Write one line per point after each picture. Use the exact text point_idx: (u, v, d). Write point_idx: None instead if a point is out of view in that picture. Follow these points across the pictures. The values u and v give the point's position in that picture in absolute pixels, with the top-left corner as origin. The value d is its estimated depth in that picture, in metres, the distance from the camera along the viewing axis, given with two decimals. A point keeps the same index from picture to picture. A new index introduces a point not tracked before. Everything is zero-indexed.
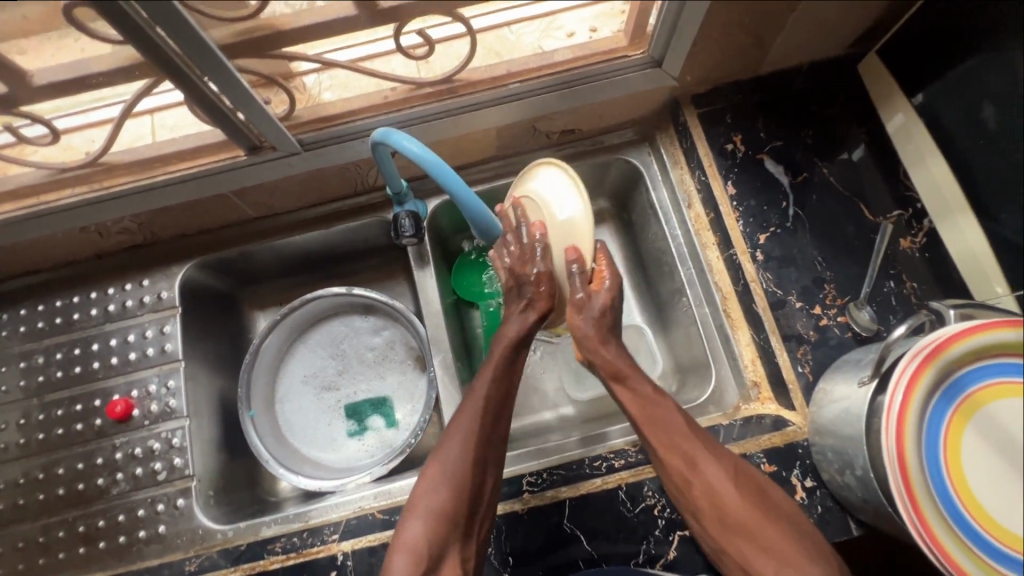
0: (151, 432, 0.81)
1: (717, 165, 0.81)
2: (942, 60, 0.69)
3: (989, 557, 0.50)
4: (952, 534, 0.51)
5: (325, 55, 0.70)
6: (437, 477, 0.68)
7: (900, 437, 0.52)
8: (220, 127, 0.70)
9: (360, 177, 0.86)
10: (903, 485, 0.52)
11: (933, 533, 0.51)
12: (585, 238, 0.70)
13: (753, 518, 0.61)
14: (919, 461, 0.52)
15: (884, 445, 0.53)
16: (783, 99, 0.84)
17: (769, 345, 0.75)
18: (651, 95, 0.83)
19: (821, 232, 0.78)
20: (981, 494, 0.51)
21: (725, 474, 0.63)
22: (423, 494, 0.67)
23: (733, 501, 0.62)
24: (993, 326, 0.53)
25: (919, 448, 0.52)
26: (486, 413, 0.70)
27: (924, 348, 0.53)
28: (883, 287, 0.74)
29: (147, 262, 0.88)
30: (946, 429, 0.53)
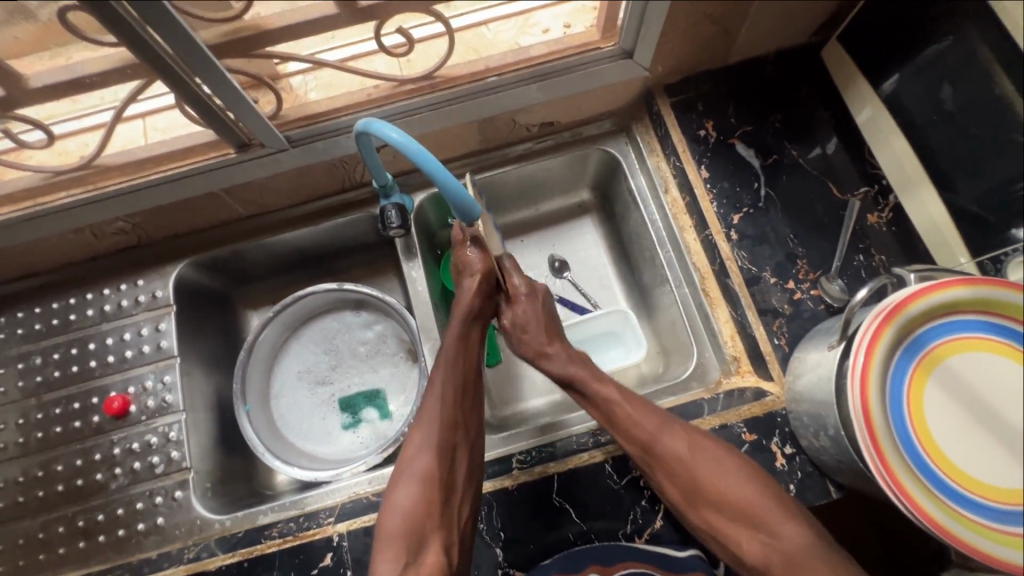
0: (147, 426, 0.82)
1: (691, 151, 0.85)
2: (894, 43, 0.74)
3: (949, 499, 0.52)
4: (917, 480, 0.52)
5: (317, 55, 0.74)
6: (411, 466, 0.71)
7: (866, 391, 0.55)
8: (210, 125, 0.73)
9: (347, 174, 0.88)
10: (869, 436, 0.54)
11: (899, 480, 0.52)
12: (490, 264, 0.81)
13: (715, 475, 0.66)
14: (883, 412, 0.54)
15: (852, 398, 0.55)
16: (751, 86, 0.87)
17: (746, 320, 0.77)
18: (625, 86, 0.87)
19: (792, 210, 0.81)
20: (940, 441, 0.54)
21: (678, 441, 0.68)
22: (401, 482, 0.70)
23: (687, 460, 0.67)
24: (948, 284, 0.56)
25: (883, 399, 0.54)
26: (447, 392, 0.74)
27: (886, 307, 0.55)
28: (853, 260, 0.78)
29: (141, 262, 0.90)
30: (908, 383, 0.55)
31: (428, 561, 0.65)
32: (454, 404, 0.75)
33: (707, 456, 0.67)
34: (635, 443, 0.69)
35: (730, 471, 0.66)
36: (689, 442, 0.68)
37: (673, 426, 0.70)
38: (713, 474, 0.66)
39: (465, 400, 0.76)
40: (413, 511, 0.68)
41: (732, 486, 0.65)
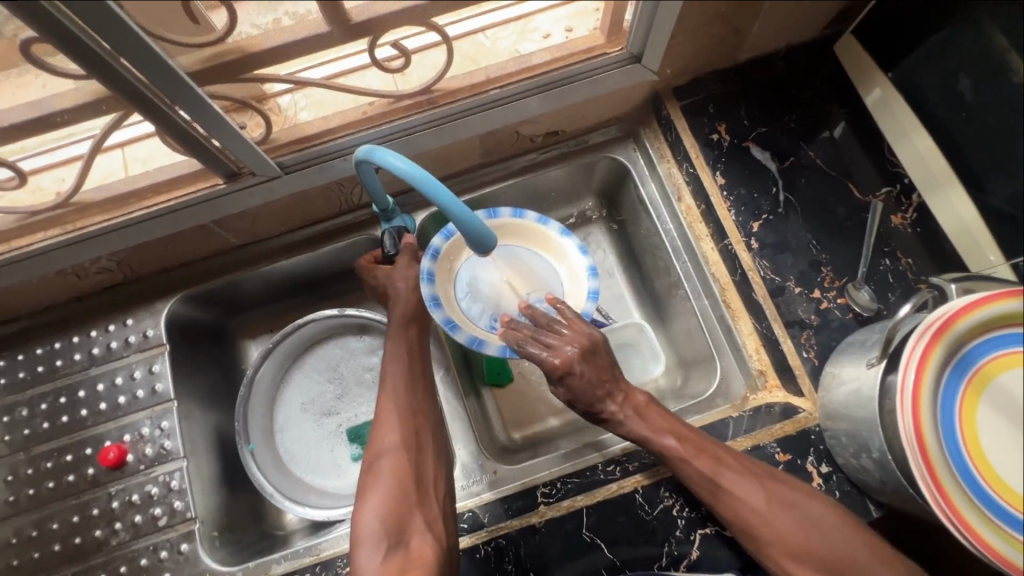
0: (147, 476, 0.78)
1: (704, 156, 0.81)
2: (910, 37, 0.71)
3: (1013, 528, 0.49)
4: (977, 509, 0.50)
5: (299, 74, 0.68)
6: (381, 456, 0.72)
7: (917, 414, 0.52)
8: (196, 156, 0.68)
9: (344, 197, 0.83)
10: (924, 464, 0.50)
11: (959, 509, 0.49)
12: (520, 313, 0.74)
13: (795, 526, 0.61)
14: (936, 436, 0.51)
15: (901, 423, 0.52)
16: (763, 85, 0.84)
17: (772, 332, 0.74)
18: (632, 91, 0.83)
19: (813, 215, 0.77)
20: (997, 465, 0.51)
21: (738, 476, 0.64)
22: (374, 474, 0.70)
23: (761, 505, 0.62)
24: (994, 298, 0.53)
25: (936, 423, 0.52)
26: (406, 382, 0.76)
27: (933, 324, 0.52)
28: (879, 265, 0.74)
29: (129, 300, 0.85)
30: (960, 404, 0.52)
31: (415, 548, 0.64)
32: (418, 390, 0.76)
33: (785, 504, 0.62)
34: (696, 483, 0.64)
35: (815, 521, 0.61)
36: (756, 482, 0.64)
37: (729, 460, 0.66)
38: (801, 528, 0.61)
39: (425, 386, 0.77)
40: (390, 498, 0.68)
41: (819, 538, 0.60)
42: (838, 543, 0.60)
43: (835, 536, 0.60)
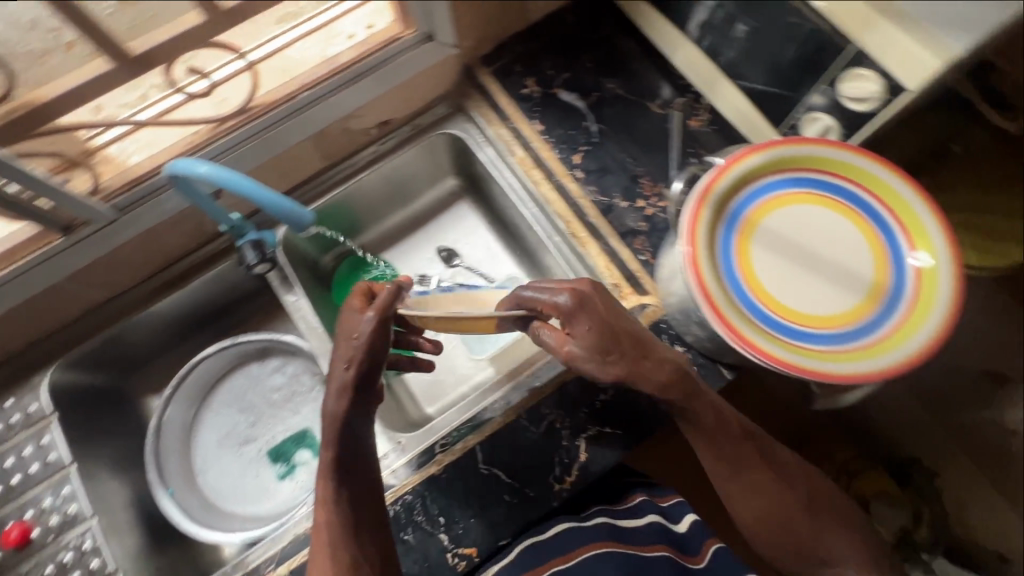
0: (58, 545, 0.77)
1: (520, 110, 0.89)
2: None
3: (796, 340, 0.58)
4: (764, 334, 0.58)
5: (131, 117, 0.74)
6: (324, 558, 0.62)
7: (700, 273, 0.59)
8: (22, 216, 0.69)
9: (199, 227, 0.86)
10: (713, 310, 0.58)
11: (748, 339, 0.57)
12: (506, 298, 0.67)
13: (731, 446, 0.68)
14: (719, 285, 0.59)
15: (692, 284, 0.59)
16: (558, 36, 0.92)
17: (612, 247, 0.82)
18: (444, 68, 0.90)
19: (624, 136, 0.86)
20: (775, 294, 0.60)
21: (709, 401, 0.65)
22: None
23: (715, 425, 0.66)
24: (740, 156, 0.61)
25: (717, 274, 0.59)
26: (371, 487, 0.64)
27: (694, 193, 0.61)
28: (687, 164, 0.84)
29: (4, 382, 0.84)
30: (735, 252, 0.60)
31: None
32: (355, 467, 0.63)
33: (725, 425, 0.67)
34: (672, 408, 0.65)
35: (741, 435, 0.68)
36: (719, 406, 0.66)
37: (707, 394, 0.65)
38: (728, 447, 0.68)
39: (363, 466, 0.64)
40: None
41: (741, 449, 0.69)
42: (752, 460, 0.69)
43: (748, 448, 0.69)
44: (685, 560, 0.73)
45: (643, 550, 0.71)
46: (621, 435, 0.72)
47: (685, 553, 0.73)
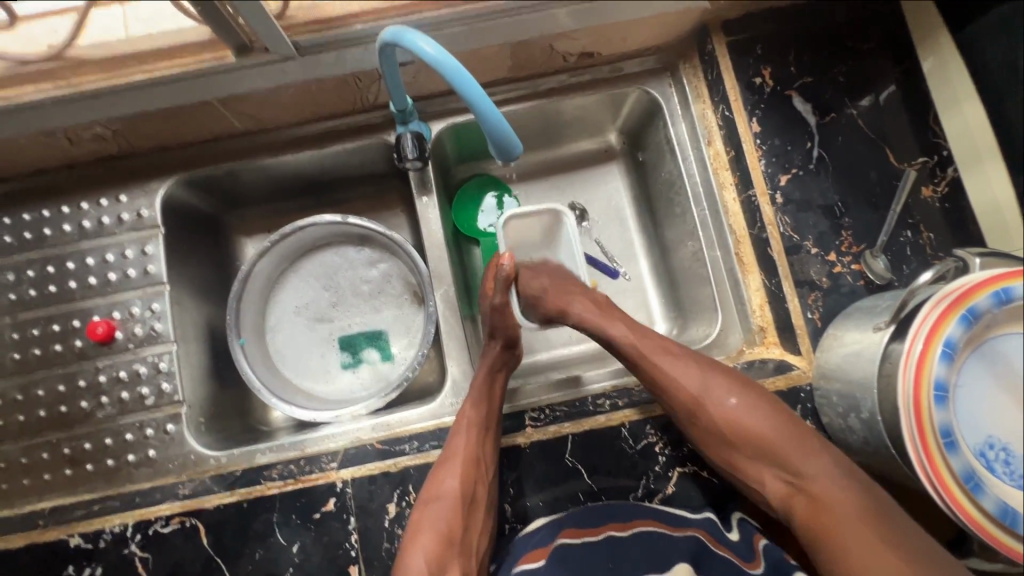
0: (135, 355, 0.77)
1: (743, 100, 0.77)
2: None
3: (1010, 528, 0.48)
4: (985, 513, 0.48)
5: None
6: (446, 480, 0.66)
7: (921, 428, 0.50)
8: (206, 22, 0.61)
9: (360, 93, 0.78)
10: (924, 456, 0.49)
11: (959, 504, 0.48)
12: (992, 425, 0.51)
13: (807, 469, 0.63)
14: (946, 446, 0.49)
15: (906, 429, 0.51)
16: (820, 29, 0.78)
17: (780, 290, 0.74)
18: (680, 19, 0.77)
19: (844, 175, 0.75)
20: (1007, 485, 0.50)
21: (745, 409, 0.66)
22: (436, 497, 0.65)
23: (767, 441, 0.65)
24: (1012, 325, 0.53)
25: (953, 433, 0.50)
26: (478, 430, 0.68)
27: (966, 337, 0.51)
28: (900, 236, 0.73)
29: (121, 176, 0.81)
30: (977, 427, 0.51)
31: None
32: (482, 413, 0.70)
33: (785, 438, 0.64)
34: (709, 434, 0.66)
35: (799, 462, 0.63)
36: (770, 416, 0.66)
37: (749, 398, 0.67)
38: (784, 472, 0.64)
39: (483, 437, 0.68)
40: (444, 531, 0.63)
41: (798, 466, 0.63)
42: (818, 471, 0.62)
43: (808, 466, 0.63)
44: (737, 562, 0.63)
45: (675, 530, 0.63)
46: (715, 484, 0.69)
47: (740, 558, 0.63)
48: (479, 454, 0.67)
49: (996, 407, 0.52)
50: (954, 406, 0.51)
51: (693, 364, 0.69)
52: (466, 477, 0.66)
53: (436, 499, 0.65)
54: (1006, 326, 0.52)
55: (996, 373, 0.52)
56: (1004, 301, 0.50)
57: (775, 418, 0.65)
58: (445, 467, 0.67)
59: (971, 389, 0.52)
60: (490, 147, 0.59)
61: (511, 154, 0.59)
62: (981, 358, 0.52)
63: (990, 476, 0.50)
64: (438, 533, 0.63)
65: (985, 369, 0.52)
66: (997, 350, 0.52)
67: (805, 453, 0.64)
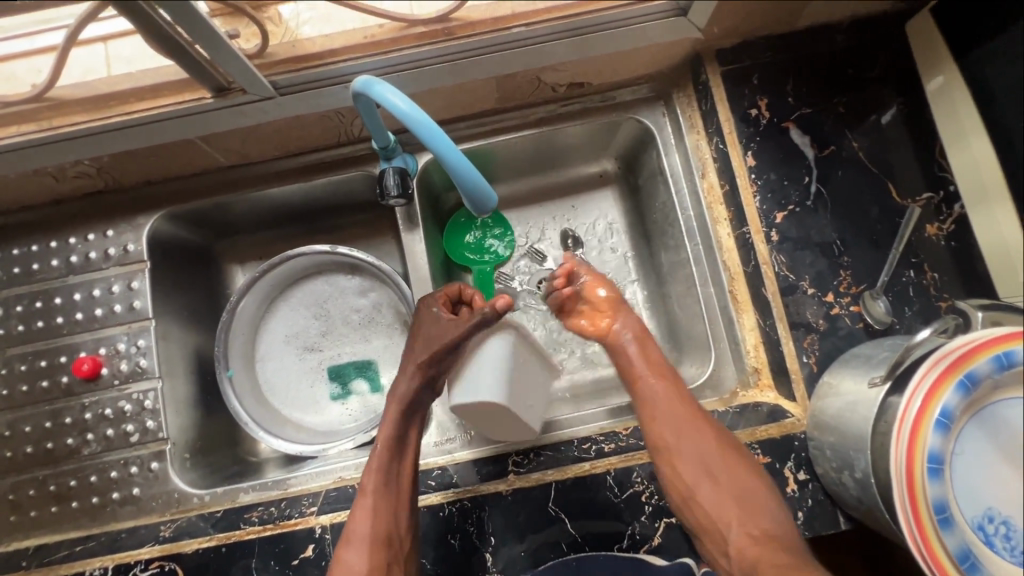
0: (121, 392, 0.77)
1: (738, 132, 0.74)
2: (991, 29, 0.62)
3: None
4: None
5: None
6: (362, 508, 0.67)
7: (914, 500, 0.47)
8: (180, 64, 0.61)
9: (344, 127, 0.77)
10: (916, 530, 0.47)
11: None
12: (994, 498, 0.48)
13: (721, 464, 0.66)
14: (940, 521, 0.46)
15: (898, 499, 0.48)
16: (819, 57, 0.75)
17: (775, 332, 0.71)
18: (672, 48, 0.74)
19: (843, 212, 0.72)
20: (1008, 563, 0.47)
21: (668, 401, 0.70)
22: (358, 517, 0.66)
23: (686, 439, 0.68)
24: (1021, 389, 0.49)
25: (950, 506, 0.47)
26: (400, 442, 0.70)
27: (964, 403, 0.48)
28: (901, 276, 0.70)
29: (109, 210, 0.81)
30: (977, 499, 0.48)
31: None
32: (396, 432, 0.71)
33: (700, 438, 0.68)
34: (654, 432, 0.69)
35: (708, 454, 0.67)
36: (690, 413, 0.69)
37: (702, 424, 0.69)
38: (704, 469, 0.67)
39: (405, 447, 0.71)
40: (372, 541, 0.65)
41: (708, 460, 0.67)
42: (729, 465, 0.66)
43: (714, 457, 0.67)
44: None
45: None
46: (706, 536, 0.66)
47: None
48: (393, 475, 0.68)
49: (1000, 477, 0.48)
50: (951, 477, 0.48)
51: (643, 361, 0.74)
52: (381, 502, 0.66)
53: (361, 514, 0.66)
54: (1010, 390, 0.49)
55: (999, 441, 0.49)
56: (1005, 366, 0.47)
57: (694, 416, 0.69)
58: (363, 496, 0.67)
59: (971, 458, 0.49)
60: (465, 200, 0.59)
61: (486, 206, 0.60)
62: (981, 424, 0.49)
63: (989, 553, 0.47)
64: (364, 558, 0.64)
65: (987, 436, 0.49)
66: (998, 416, 0.49)
67: (722, 462, 0.67)
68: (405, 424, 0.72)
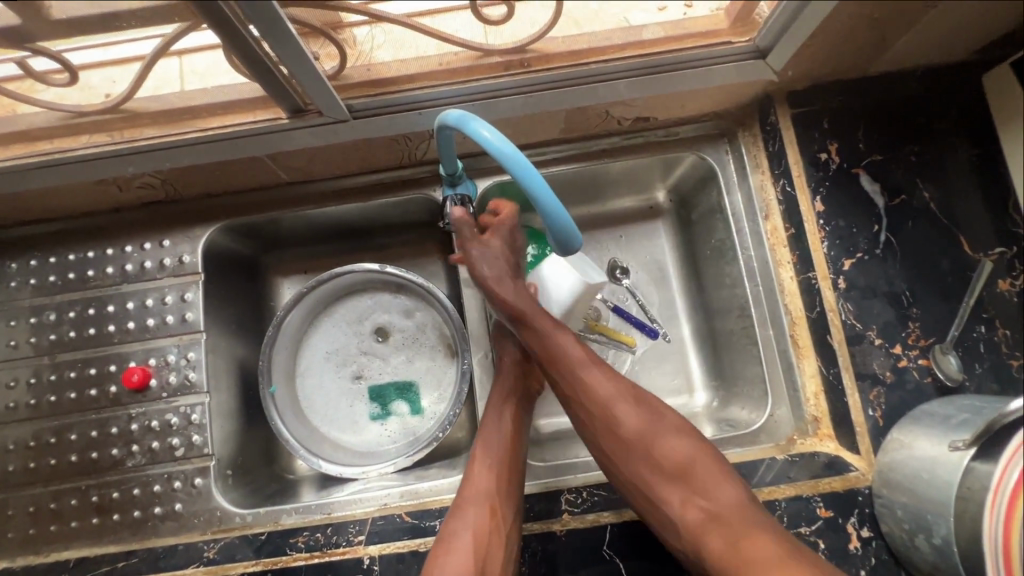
0: (168, 405, 0.76)
1: (807, 176, 0.73)
2: None
3: None
4: None
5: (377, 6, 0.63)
6: (457, 535, 0.62)
7: (1010, 573, 0.47)
8: (263, 83, 0.61)
9: (408, 151, 0.77)
10: None
11: None
12: None
13: (675, 484, 0.61)
14: None
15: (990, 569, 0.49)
16: (891, 105, 0.74)
17: (839, 381, 0.70)
18: (744, 89, 0.74)
19: (913, 263, 0.70)
20: None
21: (661, 422, 0.64)
22: (444, 555, 0.61)
23: (669, 453, 0.62)
24: None
25: None
26: (492, 474, 0.67)
27: None
28: (972, 331, 0.68)
29: (167, 220, 0.81)
30: None
31: None
32: (498, 449, 0.69)
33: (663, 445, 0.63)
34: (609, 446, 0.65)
35: (703, 475, 0.61)
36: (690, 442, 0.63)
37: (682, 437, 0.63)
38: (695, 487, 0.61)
39: (502, 482, 0.66)
40: None
41: (700, 481, 0.61)
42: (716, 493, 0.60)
43: (707, 476, 0.61)
44: None
45: None
46: None
47: None
48: (493, 497, 0.65)
49: None
50: None
51: (604, 371, 0.67)
52: (478, 528, 0.62)
53: (446, 556, 0.60)
54: None
55: None
56: None
57: (703, 446, 0.63)
58: (454, 521, 0.64)
59: None
60: (550, 235, 0.58)
61: (571, 242, 0.59)
62: None
63: None
64: None
65: None
66: None
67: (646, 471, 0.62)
68: (500, 458, 0.68)
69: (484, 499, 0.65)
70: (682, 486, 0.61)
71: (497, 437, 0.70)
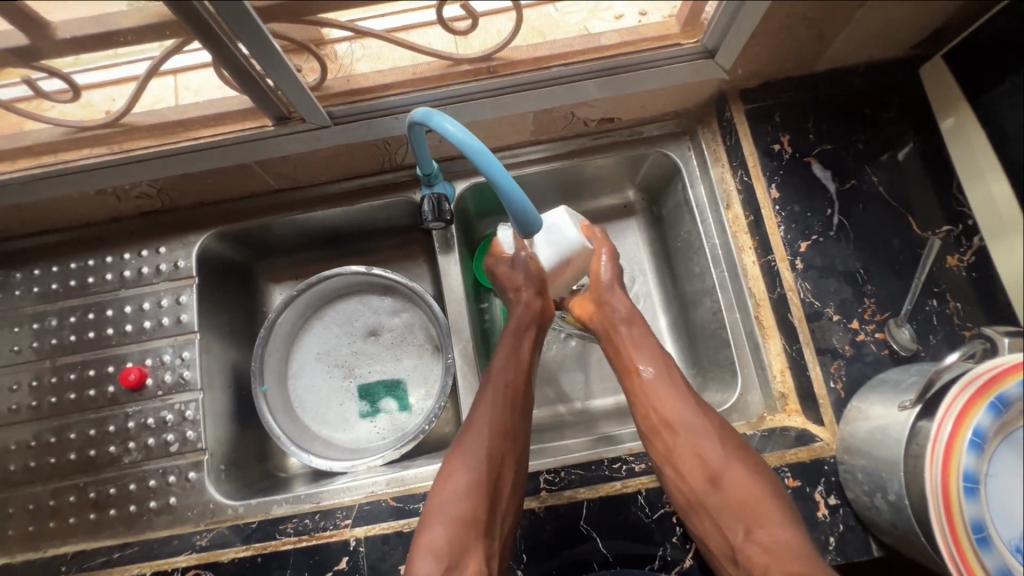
0: (163, 402, 0.80)
1: (762, 166, 0.78)
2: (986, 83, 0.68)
3: None
4: None
5: (358, 22, 0.67)
6: (467, 460, 0.68)
7: (951, 520, 0.49)
8: (250, 95, 0.67)
9: (388, 155, 0.82)
10: (953, 546, 0.49)
11: None
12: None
13: (702, 474, 0.66)
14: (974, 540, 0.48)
15: (934, 518, 0.50)
16: (837, 98, 0.79)
17: (802, 356, 0.73)
18: (700, 87, 0.79)
19: (865, 243, 0.74)
20: None
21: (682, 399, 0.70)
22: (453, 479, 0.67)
23: (713, 454, 0.66)
24: None
25: (985, 526, 0.48)
26: (506, 403, 0.72)
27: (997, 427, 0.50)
28: (925, 305, 0.72)
29: (163, 228, 0.86)
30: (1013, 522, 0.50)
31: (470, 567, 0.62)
32: (509, 375, 0.73)
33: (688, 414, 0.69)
34: (652, 433, 0.70)
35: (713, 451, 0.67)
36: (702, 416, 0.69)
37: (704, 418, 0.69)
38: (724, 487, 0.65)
39: (512, 413, 0.72)
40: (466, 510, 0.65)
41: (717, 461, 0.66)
42: (742, 475, 0.65)
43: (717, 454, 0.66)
44: None
45: None
46: None
47: None
48: (503, 427, 0.70)
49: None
50: (987, 498, 0.50)
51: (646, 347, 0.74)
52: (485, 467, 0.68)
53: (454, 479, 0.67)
54: None
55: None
56: None
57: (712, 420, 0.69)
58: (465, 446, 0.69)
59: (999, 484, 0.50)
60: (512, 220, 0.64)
61: (530, 224, 0.64)
62: (1013, 448, 0.51)
63: None
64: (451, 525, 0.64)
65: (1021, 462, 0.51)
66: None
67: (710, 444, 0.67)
68: (510, 393, 0.72)
69: (496, 427, 0.70)
70: (706, 469, 0.66)
71: (511, 369, 0.74)
